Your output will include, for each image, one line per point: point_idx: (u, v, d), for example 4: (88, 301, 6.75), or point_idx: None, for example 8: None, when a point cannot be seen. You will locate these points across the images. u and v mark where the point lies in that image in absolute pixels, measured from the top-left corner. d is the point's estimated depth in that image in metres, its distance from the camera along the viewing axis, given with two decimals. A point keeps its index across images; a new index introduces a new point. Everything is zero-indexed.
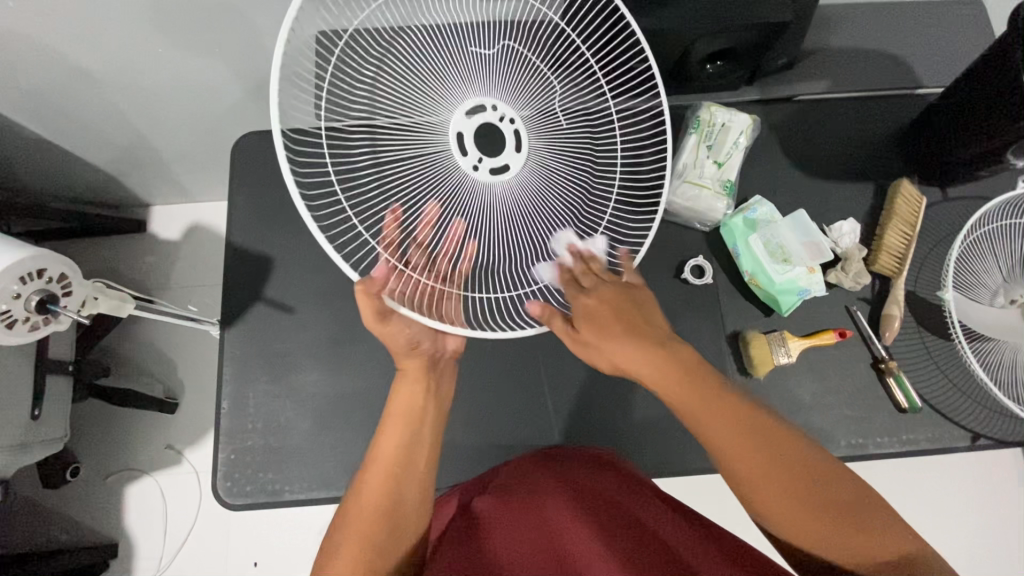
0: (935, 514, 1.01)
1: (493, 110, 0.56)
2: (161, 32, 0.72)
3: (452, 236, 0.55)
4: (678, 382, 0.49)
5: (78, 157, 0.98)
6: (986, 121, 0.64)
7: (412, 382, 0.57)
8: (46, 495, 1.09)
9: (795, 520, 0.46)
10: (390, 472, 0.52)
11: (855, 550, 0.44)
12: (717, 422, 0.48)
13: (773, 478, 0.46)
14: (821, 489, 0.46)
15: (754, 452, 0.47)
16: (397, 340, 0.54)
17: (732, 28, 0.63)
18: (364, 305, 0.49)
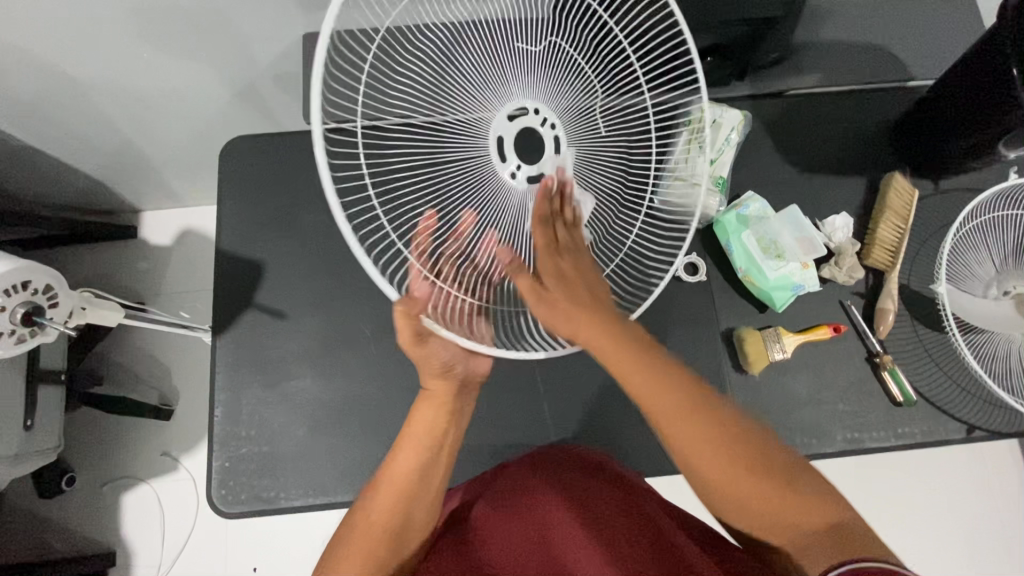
0: (932, 504, 1.01)
1: (534, 114, 0.54)
2: (146, 37, 0.71)
3: (487, 251, 0.53)
4: (623, 352, 0.48)
5: (67, 164, 0.97)
6: (977, 116, 0.64)
7: (435, 404, 0.55)
8: (42, 506, 1.08)
9: (740, 499, 0.46)
10: (403, 493, 0.52)
11: (793, 525, 0.45)
12: (663, 396, 0.47)
13: (717, 454, 0.46)
14: (765, 470, 0.46)
15: (698, 428, 0.46)
16: (433, 361, 0.54)
17: (723, 23, 0.63)
18: (405, 325, 0.50)
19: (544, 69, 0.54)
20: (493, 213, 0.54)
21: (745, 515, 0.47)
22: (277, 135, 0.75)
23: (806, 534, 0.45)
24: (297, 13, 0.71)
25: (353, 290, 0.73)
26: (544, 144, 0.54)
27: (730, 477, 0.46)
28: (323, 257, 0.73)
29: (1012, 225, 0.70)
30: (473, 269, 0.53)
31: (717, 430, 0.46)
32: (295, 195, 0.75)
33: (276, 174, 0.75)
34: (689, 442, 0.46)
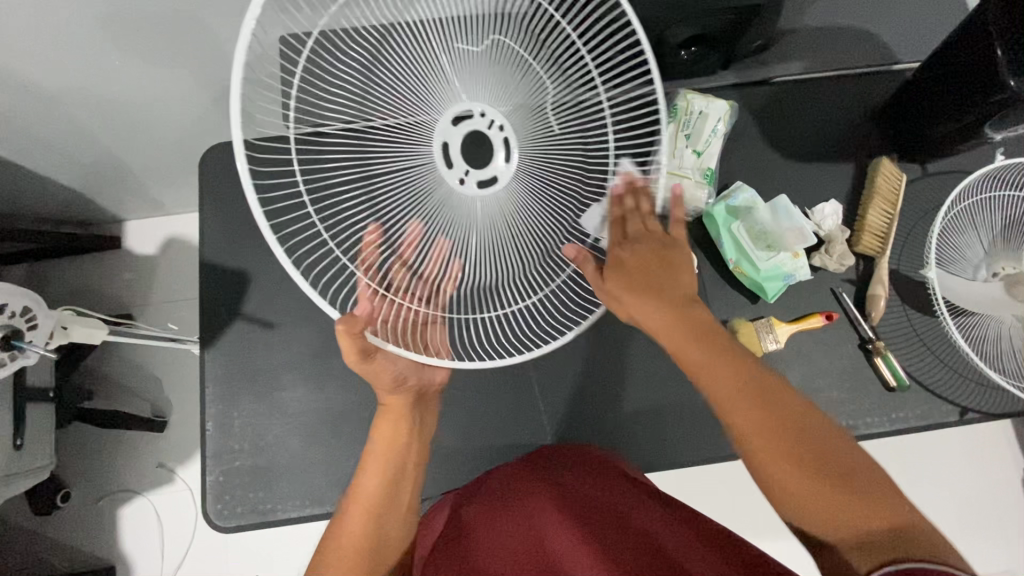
0: (928, 485, 1.03)
1: (480, 116, 0.54)
2: (118, 45, 0.69)
3: (438, 260, 0.53)
4: (689, 338, 0.49)
5: (46, 178, 0.94)
6: (964, 99, 0.63)
7: (395, 416, 0.57)
8: (38, 523, 1.07)
9: (806, 499, 0.44)
10: (371, 509, 0.53)
11: (856, 527, 0.42)
12: (730, 381, 0.47)
13: (772, 439, 0.45)
14: (836, 468, 0.44)
15: (764, 417, 0.46)
16: (384, 377, 0.54)
17: (709, 13, 0.62)
18: (349, 343, 0.49)
19: (491, 68, 0.54)
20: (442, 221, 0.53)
21: (800, 508, 0.44)
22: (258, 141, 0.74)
23: (868, 537, 0.41)
24: None
25: None
26: (494, 147, 0.54)
27: (783, 467, 0.44)
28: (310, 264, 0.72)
29: (999, 206, 0.71)
30: (425, 278, 0.54)
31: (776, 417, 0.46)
32: (278, 202, 0.73)
33: (259, 181, 0.74)
34: (745, 424, 0.46)
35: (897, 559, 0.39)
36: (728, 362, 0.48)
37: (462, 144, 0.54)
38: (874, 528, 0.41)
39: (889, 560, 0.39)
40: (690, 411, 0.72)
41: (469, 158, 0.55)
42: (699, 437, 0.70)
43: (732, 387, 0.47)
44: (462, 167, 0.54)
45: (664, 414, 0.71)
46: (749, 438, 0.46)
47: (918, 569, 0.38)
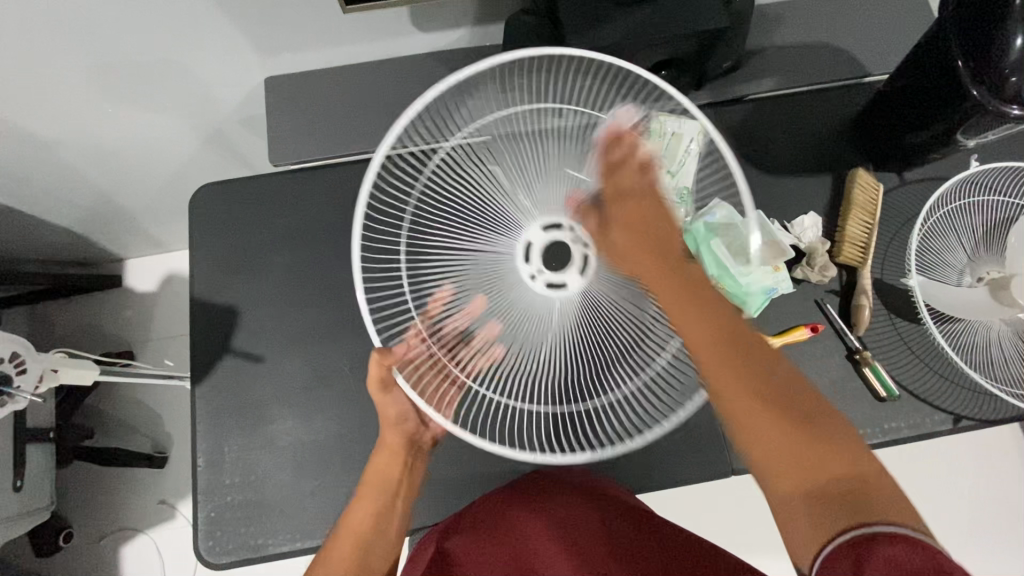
0: (938, 496, 1.01)
1: (568, 229, 0.61)
2: (107, 92, 0.72)
3: (484, 341, 0.59)
4: (672, 290, 0.55)
5: (46, 221, 0.97)
6: (931, 107, 0.64)
7: (391, 456, 0.62)
8: (37, 565, 1.06)
9: (779, 450, 0.47)
10: (357, 539, 0.58)
11: (818, 481, 0.45)
12: (711, 338, 0.52)
13: (748, 393, 0.49)
14: (797, 420, 0.48)
15: (740, 371, 0.50)
16: (388, 409, 0.62)
17: (674, 38, 0.63)
18: (376, 369, 0.58)
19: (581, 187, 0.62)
20: (502, 307, 0.60)
21: (771, 466, 0.47)
22: (246, 179, 0.76)
23: (833, 497, 0.44)
24: (253, 59, 0.72)
25: (329, 327, 0.73)
26: (573, 259, 0.60)
27: (756, 417, 0.48)
28: (297, 296, 0.74)
29: (977, 211, 0.71)
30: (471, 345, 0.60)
31: (755, 375, 0.50)
32: (266, 237, 0.75)
33: (247, 217, 0.76)
34: (719, 371, 0.50)
35: (859, 522, 0.41)
36: (716, 324, 0.53)
37: (544, 248, 0.60)
38: (836, 489, 0.44)
39: (840, 525, 0.42)
40: (682, 431, 0.71)
41: (551, 259, 0.60)
42: (691, 457, 0.70)
43: (723, 347, 0.51)
44: (539, 265, 0.60)
45: (656, 433, 0.71)
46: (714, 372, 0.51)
47: (875, 532, 0.40)
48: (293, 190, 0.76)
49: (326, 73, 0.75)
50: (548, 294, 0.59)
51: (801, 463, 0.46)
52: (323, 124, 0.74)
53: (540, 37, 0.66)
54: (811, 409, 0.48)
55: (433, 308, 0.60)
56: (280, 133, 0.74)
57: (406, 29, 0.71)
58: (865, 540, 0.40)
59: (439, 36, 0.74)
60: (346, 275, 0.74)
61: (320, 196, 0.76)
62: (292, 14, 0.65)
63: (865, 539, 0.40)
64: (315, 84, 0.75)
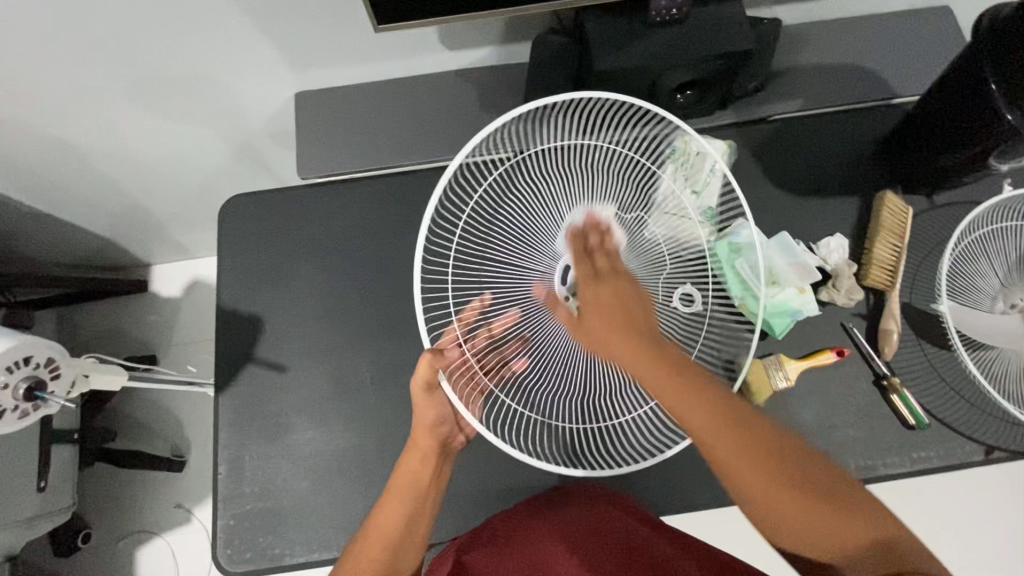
0: (968, 528, 0.97)
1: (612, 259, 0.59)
2: (144, 104, 0.74)
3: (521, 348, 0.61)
4: (667, 379, 0.46)
5: (78, 226, 1.00)
6: (963, 131, 0.64)
7: (420, 456, 0.61)
8: (55, 564, 1.08)
9: (803, 526, 0.44)
10: (389, 538, 0.55)
11: (848, 545, 0.44)
12: (708, 423, 0.45)
13: (766, 474, 0.44)
14: (805, 480, 0.44)
15: (746, 452, 0.44)
16: (427, 412, 0.62)
17: (699, 59, 0.64)
18: (423, 371, 0.60)
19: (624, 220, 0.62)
20: (535, 323, 0.60)
21: (800, 541, 0.45)
22: (273, 191, 0.78)
23: (861, 558, 0.43)
24: (286, 76, 0.74)
25: (351, 339, 0.73)
26: None
27: (790, 510, 0.44)
28: (321, 307, 0.75)
29: (1011, 236, 0.70)
30: (499, 350, 0.61)
31: (763, 447, 0.45)
32: (291, 248, 0.76)
33: (273, 228, 0.77)
34: (726, 454, 0.45)
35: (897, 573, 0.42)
36: (711, 406, 0.46)
37: None
38: (863, 548, 0.43)
39: None
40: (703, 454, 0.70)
41: None
42: (710, 481, 0.69)
43: (722, 429, 0.45)
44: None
45: (677, 455, 0.70)
46: (734, 470, 0.45)
47: None
48: (319, 203, 0.77)
49: (353, 89, 0.76)
50: None
51: (835, 541, 0.44)
52: (350, 139, 0.75)
53: (567, 57, 0.67)
54: (814, 463, 0.46)
55: (471, 311, 0.60)
56: (308, 147, 0.75)
57: (433, 48, 0.73)
58: None
59: (464, 54, 0.75)
60: (368, 288, 0.75)
61: (345, 209, 0.77)
62: (323, 32, 0.67)
63: None
64: (344, 100, 0.76)
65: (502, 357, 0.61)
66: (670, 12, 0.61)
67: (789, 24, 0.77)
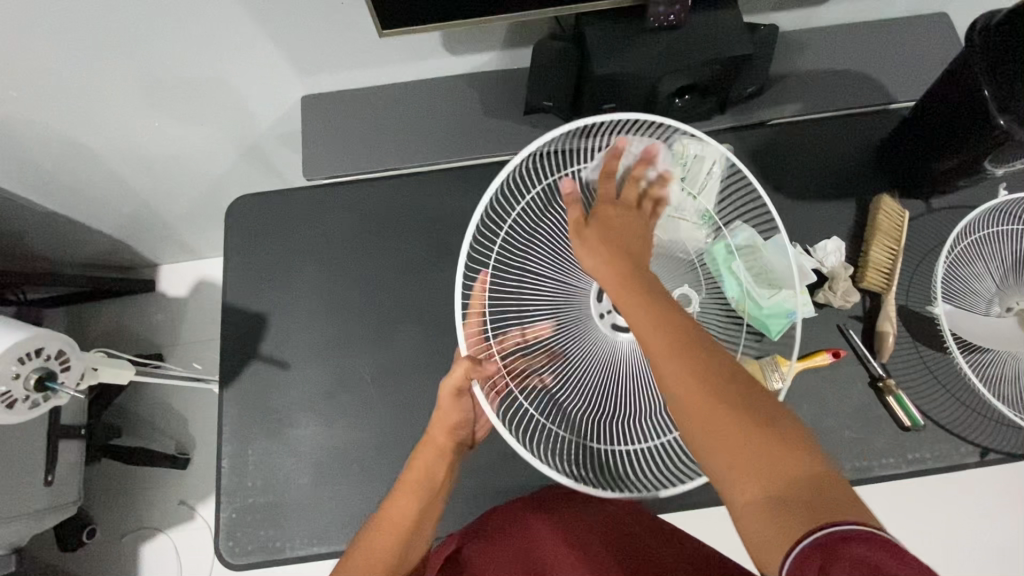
0: (970, 535, 0.96)
1: None
2: (154, 106, 0.76)
3: (544, 356, 0.64)
4: (631, 289, 0.52)
5: (89, 225, 1.02)
6: (959, 135, 0.64)
7: (434, 450, 0.61)
8: (60, 557, 1.09)
9: (727, 449, 0.42)
10: (401, 530, 0.55)
11: (777, 481, 0.40)
12: (656, 330, 0.48)
13: (701, 389, 0.44)
14: (745, 412, 0.43)
15: (685, 364, 0.45)
16: (450, 417, 0.62)
17: (695, 64, 0.65)
18: (460, 373, 0.59)
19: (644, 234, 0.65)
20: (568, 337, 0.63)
21: (726, 467, 0.43)
22: (279, 192, 0.80)
23: (789, 497, 0.39)
24: (293, 80, 0.76)
25: (353, 337, 0.75)
26: None
27: (720, 419, 0.43)
28: (324, 305, 0.76)
29: (1007, 240, 0.70)
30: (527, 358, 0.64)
31: (707, 371, 0.45)
32: (296, 248, 0.78)
33: (278, 228, 0.79)
34: (665, 364, 0.46)
35: (819, 521, 0.37)
36: (661, 317, 0.49)
37: None
38: (792, 490, 0.40)
39: (804, 530, 0.37)
40: None
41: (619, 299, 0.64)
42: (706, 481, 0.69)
43: (669, 338, 0.47)
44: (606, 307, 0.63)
45: None
46: (668, 371, 0.46)
47: (838, 533, 0.36)
48: (323, 203, 0.79)
49: (359, 92, 0.78)
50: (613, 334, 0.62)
51: (760, 459, 0.41)
52: (355, 141, 0.77)
53: (567, 59, 0.68)
54: (769, 409, 0.44)
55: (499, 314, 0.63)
56: (313, 149, 0.77)
57: (438, 53, 0.74)
58: (827, 540, 0.36)
59: (468, 59, 0.76)
60: (371, 288, 0.76)
61: (348, 210, 0.78)
62: (329, 36, 0.69)
63: (831, 538, 0.36)
64: (349, 103, 0.78)
65: (526, 363, 0.64)
66: (668, 18, 0.63)
67: (787, 30, 0.78)
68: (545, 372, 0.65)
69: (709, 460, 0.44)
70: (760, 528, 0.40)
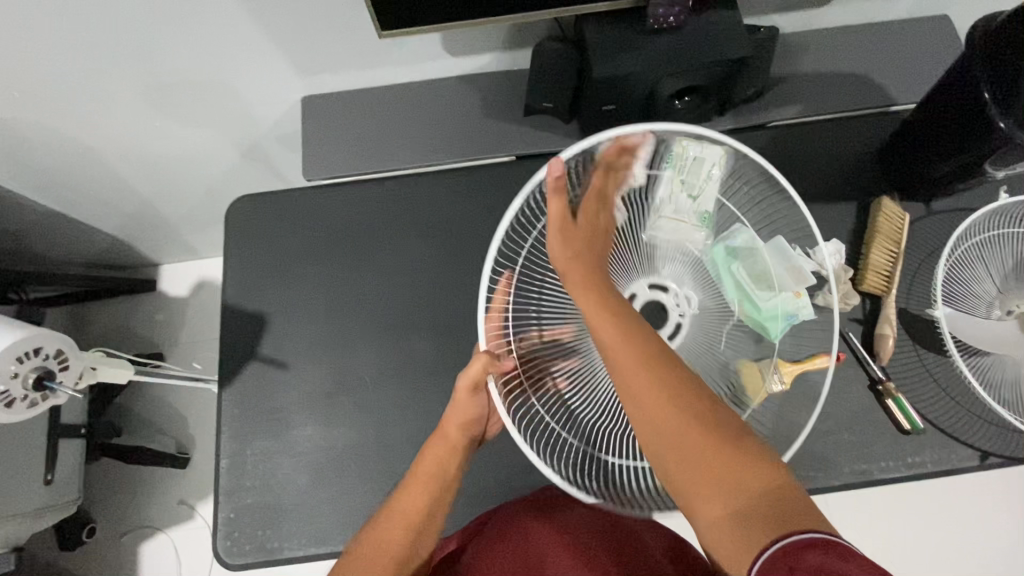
0: (971, 537, 0.96)
1: (671, 295, 0.69)
2: (155, 107, 0.77)
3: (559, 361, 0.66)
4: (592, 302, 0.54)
5: (89, 224, 1.03)
6: (959, 139, 0.64)
7: (446, 445, 0.61)
8: (60, 556, 1.10)
9: (690, 460, 0.44)
10: (414, 522, 0.55)
11: (741, 492, 0.42)
12: (622, 348, 0.49)
13: (664, 402, 0.46)
14: (705, 422, 0.45)
15: (649, 378, 0.47)
16: (472, 416, 0.63)
17: (694, 67, 0.65)
18: (476, 371, 0.61)
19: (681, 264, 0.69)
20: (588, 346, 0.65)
21: (689, 479, 0.44)
22: (279, 192, 0.80)
23: (750, 508, 0.41)
24: (293, 80, 0.76)
25: (352, 338, 0.75)
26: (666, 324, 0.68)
27: (676, 426, 0.45)
28: (324, 305, 0.76)
29: (1007, 242, 0.70)
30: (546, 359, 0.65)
31: (669, 385, 0.47)
32: (295, 248, 0.78)
33: (278, 228, 0.79)
34: (631, 380, 0.48)
35: (781, 528, 0.39)
36: (623, 331, 0.50)
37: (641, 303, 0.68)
38: (754, 500, 0.41)
39: (766, 538, 0.39)
40: None
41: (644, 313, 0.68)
42: None
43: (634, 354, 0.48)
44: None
45: None
46: (631, 385, 0.48)
47: (799, 538, 0.37)
48: (323, 204, 0.79)
49: (359, 93, 0.78)
50: None
51: (712, 468, 0.44)
52: (355, 142, 0.77)
53: (568, 61, 0.68)
54: (727, 419, 0.46)
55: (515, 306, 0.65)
56: (313, 149, 0.77)
57: (438, 54, 0.74)
58: (787, 551, 0.37)
59: (468, 60, 0.76)
60: (370, 288, 0.76)
61: (348, 210, 0.78)
62: (329, 37, 0.69)
63: (794, 547, 0.37)
64: (349, 103, 0.78)
65: (543, 367, 0.66)
66: (668, 20, 0.63)
67: (788, 32, 0.78)
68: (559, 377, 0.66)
69: (666, 468, 0.46)
70: (727, 543, 0.41)
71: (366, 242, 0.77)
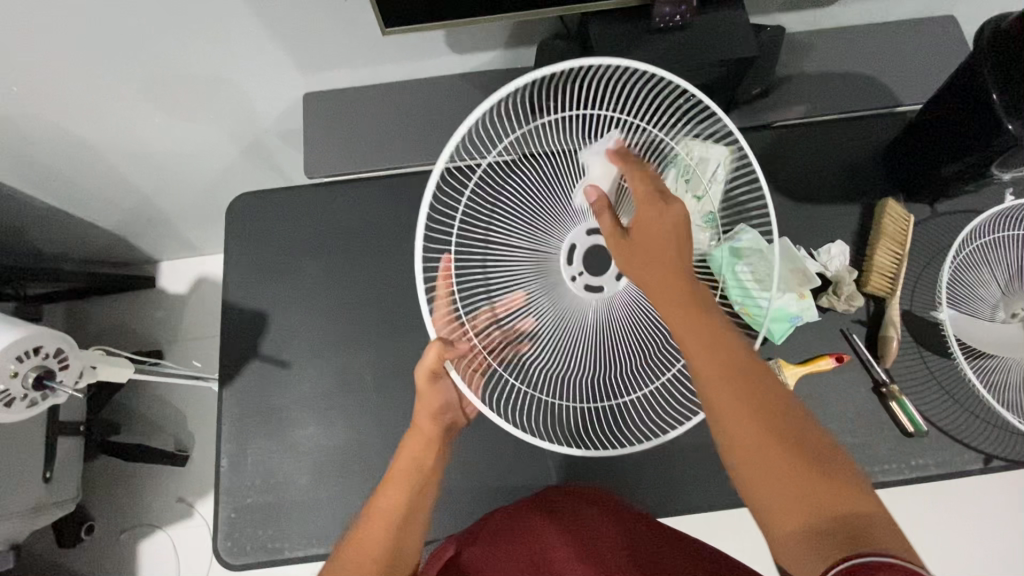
0: (971, 538, 0.96)
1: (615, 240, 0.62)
2: (156, 103, 0.76)
3: (515, 329, 0.63)
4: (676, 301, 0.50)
5: (88, 221, 1.02)
6: (966, 141, 0.64)
7: (423, 439, 0.60)
8: (58, 554, 1.09)
9: (773, 471, 0.42)
10: (391, 520, 0.54)
11: (818, 509, 0.41)
12: (711, 348, 0.47)
13: (745, 408, 0.44)
14: (789, 434, 0.43)
15: (737, 382, 0.45)
16: (433, 401, 0.61)
17: (700, 66, 0.65)
18: (432, 360, 0.57)
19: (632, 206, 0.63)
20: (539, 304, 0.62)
21: (766, 490, 0.43)
22: (281, 189, 0.79)
23: (825, 523, 0.40)
24: (296, 77, 0.75)
25: (355, 337, 0.74)
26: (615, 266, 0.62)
27: (766, 444, 0.43)
28: (325, 304, 0.76)
29: (1012, 244, 0.70)
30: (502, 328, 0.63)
31: (752, 393, 0.45)
32: (297, 246, 0.78)
33: (280, 225, 0.78)
34: (716, 380, 0.46)
35: (856, 546, 0.38)
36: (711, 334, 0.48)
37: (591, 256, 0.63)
38: (831, 516, 0.40)
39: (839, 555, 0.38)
40: (700, 457, 0.70)
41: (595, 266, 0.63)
42: (709, 484, 0.69)
43: (723, 356, 0.47)
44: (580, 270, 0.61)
45: (675, 457, 0.70)
46: (717, 386, 0.46)
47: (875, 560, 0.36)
48: (325, 202, 0.78)
49: (362, 90, 0.77)
50: (586, 296, 0.61)
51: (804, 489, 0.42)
52: (358, 139, 0.76)
53: (570, 62, 0.67)
54: (810, 433, 0.44)
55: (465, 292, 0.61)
56: (315, 146, 0.76)
57: (441, 51, 0.74)
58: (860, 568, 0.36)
59: (472, 57, 0.76)
60: (373, 287, 0.76)
61: (350, 208, 0.78)
62: (332, 33, 0.68)
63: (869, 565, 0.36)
64: (351, 100, 0.77)
65: (500, 336, 0.63)
66: (674, 19, 0.63)
67: (794, 31, 0.78)
68: (521, 341, 0.63)
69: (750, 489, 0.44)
70: (801, 554, 0.40)
71: (368, 240, 0.77)
